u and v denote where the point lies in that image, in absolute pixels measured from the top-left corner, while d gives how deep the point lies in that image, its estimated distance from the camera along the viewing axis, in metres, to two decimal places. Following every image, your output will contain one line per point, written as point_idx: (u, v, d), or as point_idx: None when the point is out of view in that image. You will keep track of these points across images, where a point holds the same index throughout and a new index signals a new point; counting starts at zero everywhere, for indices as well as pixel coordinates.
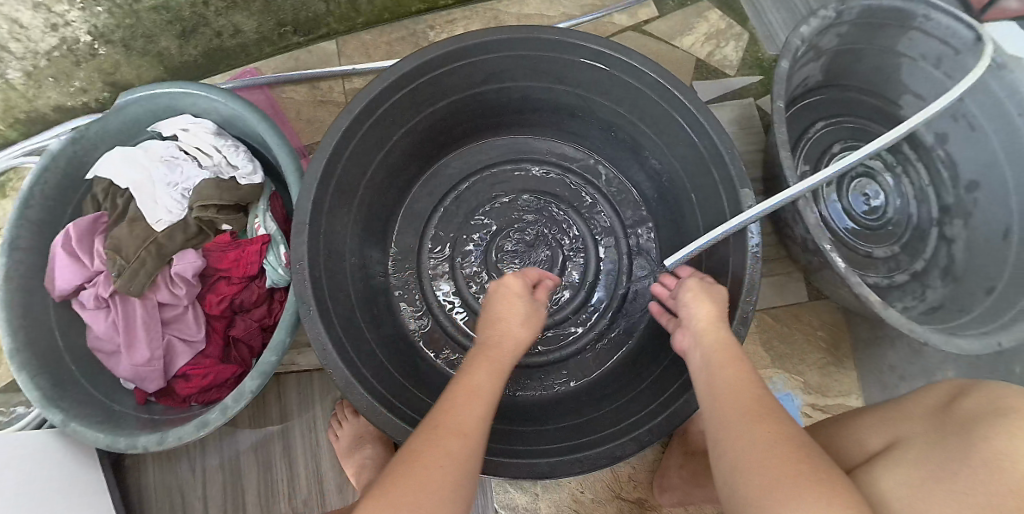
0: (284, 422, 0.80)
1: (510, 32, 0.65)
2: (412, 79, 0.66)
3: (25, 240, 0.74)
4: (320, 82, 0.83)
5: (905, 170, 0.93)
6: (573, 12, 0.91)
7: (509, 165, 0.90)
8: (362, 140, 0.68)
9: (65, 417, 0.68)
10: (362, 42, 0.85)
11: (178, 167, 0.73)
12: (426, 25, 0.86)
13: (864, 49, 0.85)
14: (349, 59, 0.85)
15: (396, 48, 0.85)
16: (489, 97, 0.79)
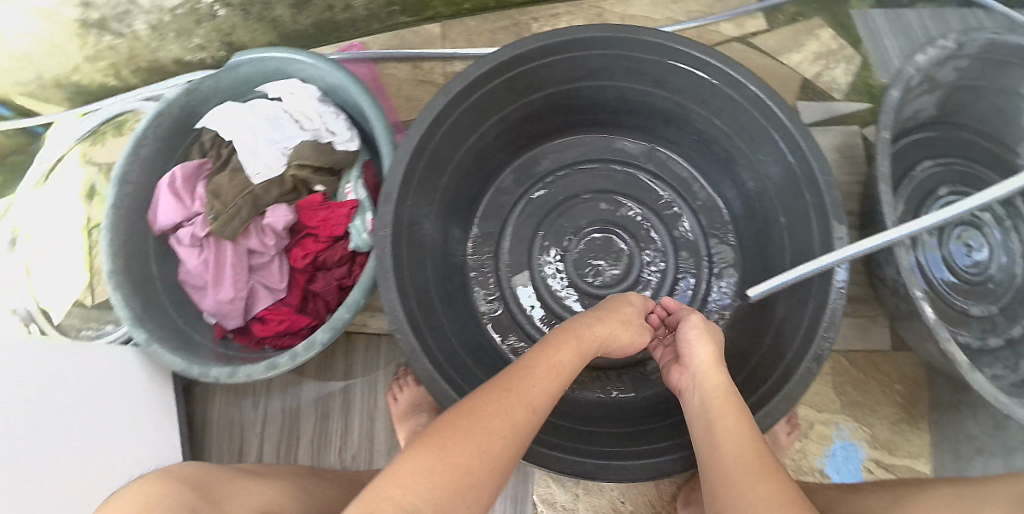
0: (347, 380, 0.78)
1: (610, 31, 0.64)
2: (507, 69, 0.67)
3: (134, 176, 0.80)
4: (423, 62, 0.84)
5: (1017, 225, 0.85)
6: (679, 16, 0.88)
7: (594, 160, 0.88)
8: (455, 123, 0.69)
9: (148, 337, 0.73)
10: (467, 28, 0.85)
11: (280, 125, 0.76)
12: (530, 16, 0.85)
13: (986, 87, 0.78)
14: (453, 44, 0.85)
15: (497, 37, 0.85)
16: (585, 94, 0.78)
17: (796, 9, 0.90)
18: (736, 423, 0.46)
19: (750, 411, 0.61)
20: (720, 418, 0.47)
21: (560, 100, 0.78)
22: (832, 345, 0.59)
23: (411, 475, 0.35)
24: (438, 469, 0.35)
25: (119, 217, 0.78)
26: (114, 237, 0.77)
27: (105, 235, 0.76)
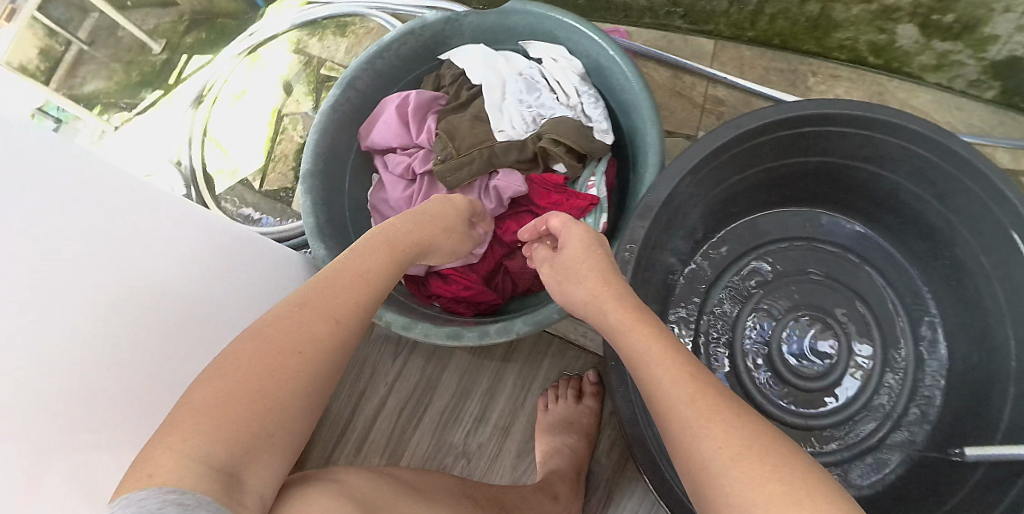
0: (503, 363, 0.74)
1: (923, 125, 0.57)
2: (810, 123, 0.61)
3: (361, 83, 0.77)
4: (687, 74, 0.84)
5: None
6: (959, 126, 0.83)
7: (834, 235, 0.77)
8: (735, 155, 0.63)
9: (326, 255, 0.68)
10: (740, 55, 0.85)
11: (536, 92, 0.73)
12: (811, 68, 0.84)
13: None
14: (721, 65, 0.85)
15: (771, 76, 0.84)
16: (857, 176, 0.69)
17: None
18: (749, 426, 0.34)
19: None
20: (729, 410, 0.36)
21: (833, 173, 0.70)
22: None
23: (236, 421, 0.32)
24: (219, 391, 0.34)
25: (336, 120, 0.76)
26: (324, 137, 0.75)
27: (313, 134, 0.73)
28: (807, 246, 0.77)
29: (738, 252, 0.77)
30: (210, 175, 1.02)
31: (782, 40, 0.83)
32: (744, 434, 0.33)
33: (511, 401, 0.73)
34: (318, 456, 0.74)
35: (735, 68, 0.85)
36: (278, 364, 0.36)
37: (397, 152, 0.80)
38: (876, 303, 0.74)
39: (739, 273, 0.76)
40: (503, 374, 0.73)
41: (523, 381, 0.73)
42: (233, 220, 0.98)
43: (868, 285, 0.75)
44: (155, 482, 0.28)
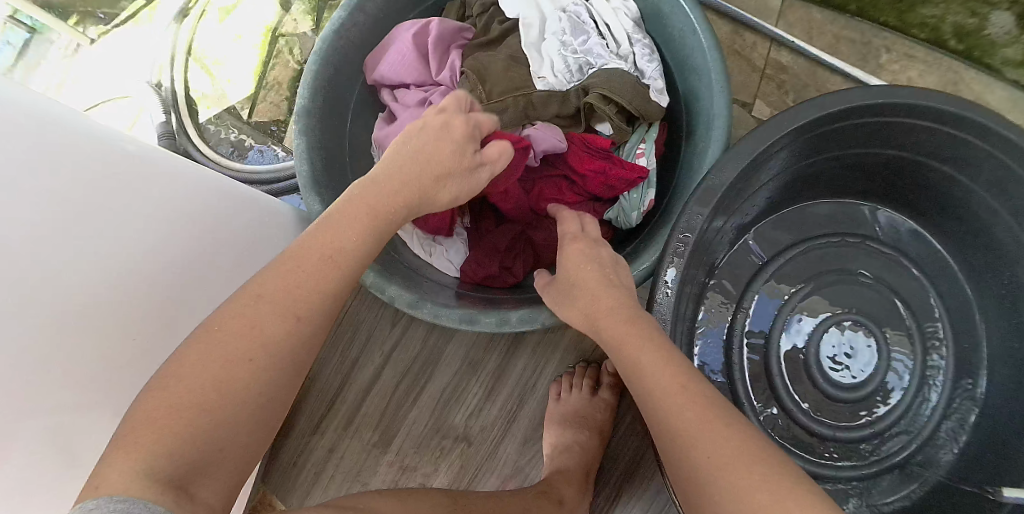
0: (513, 344, 0.65)
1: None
2: (896, 114, 0.53)
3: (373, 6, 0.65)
4: (747, 30, 0.77)
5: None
6: None
7: (887, 243, 0.70)
8: (806, 141, 0.56)
9: (320, 209, 0.58)
10: (810, 18, 0.76)
11: (582, 36, 0.62)
12: (886, 45, 0.75)
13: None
14: (787, 27, 0.77)
15: (840, 49, 0.75)
16: (930, 177, 0.62)
17: None
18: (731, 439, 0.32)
19: None
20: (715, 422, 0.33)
21: (899, 170, 0.63)
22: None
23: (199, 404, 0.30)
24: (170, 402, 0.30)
25: (343, 45, 0.65)
26: (328, 63, 0.63)
27: (314, 59, 0.61)
28: (856, 247, 0.70)
29: (778, 245, 0.70)
30: (194, 99, 0.90)
31: (859, 7, 0.74)
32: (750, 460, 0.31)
33: (520, 385, 0.65)
34: (303, 426, 0.69)
35: (802, 31, 0.76)
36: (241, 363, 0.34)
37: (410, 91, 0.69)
38: (919, 318, 0.68)
39: (775, 268, 0.70)
40: (512, 358, 0.65)
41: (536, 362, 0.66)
42: (217, 153, 0.88)
43: (917, 298, 0.69)
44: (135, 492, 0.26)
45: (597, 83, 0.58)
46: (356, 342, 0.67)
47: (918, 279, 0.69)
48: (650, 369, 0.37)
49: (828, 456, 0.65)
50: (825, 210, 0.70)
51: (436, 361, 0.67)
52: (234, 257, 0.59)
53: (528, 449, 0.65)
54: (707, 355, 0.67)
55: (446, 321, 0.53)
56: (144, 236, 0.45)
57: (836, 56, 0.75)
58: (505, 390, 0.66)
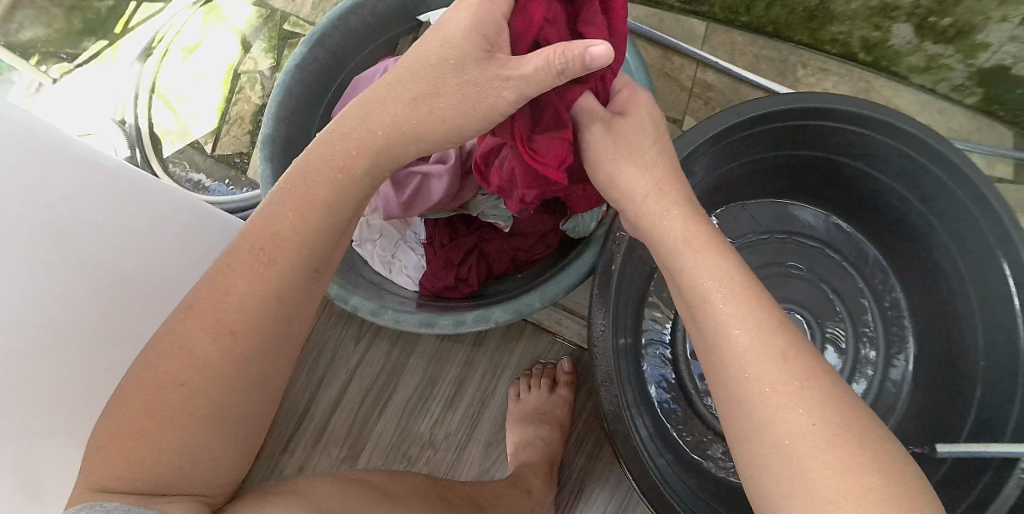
0: (472, 351, 0.68)
1: (920, 127, 0.56)
2: (807, 118, 0.59)
3: (331, 42, 0.69)
4: (676, 54, 0.83)
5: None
6: (943, 130, 0.82)
7: (818, 237, 0.75)
8: (726, 146, 0.61)
9: None
10: (731, 41, 0.83)
11: None
12: (801, 61, 0.82)
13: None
14: (711, 50, 0.84)
15: (761, 66, 0.83)
16: (845, 172, 0.68)
17: None
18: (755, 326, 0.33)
19: None
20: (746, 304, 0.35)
21: (817, 169, 0.69)
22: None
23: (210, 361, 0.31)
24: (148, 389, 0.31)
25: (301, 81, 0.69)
26: (289, 97, 0.68)
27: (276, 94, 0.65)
28: (789, 242, 0.75)
29: None
30: (158, 136, 0.93)
31: (776, 29, 0.81)
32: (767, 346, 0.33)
33: (481, 390, 0.68)
34: (272, 448, 0.70)
35: (725, 52, 0.83)
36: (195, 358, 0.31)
37: None
38: (850, 301, 0.73)
39: None
40: (471, 365, 0.69)
41: (496, 363, 0.69)
42: (179, 186, 0.91)
43: (848, 282, 0.74)
44: (121, 499, 0.27)
45: None
46: (322, 359, 0.69)
47: (846, 266, 0.74)
48: (699, 270, 0.37)
49: None
50: (758, 210, 0.76)
51: (400, 373, 0.69)
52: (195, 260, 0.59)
53: (496, 452, 0.67)
54: (657, 354, 0.71)
55: (405, 326, 0.56)
56: (119, 250, 0.47)
57: (758, 73, 0.82)
58: (468, 395, 0.69)
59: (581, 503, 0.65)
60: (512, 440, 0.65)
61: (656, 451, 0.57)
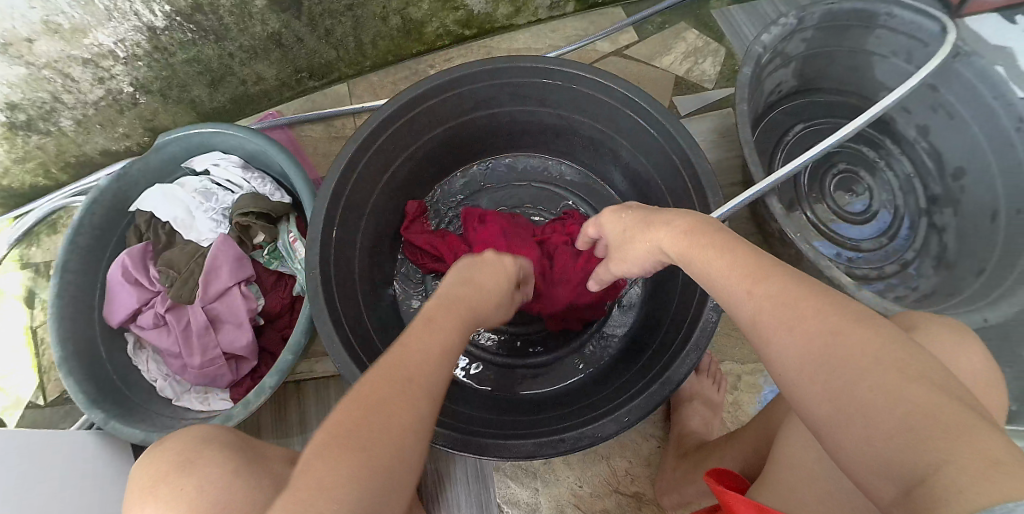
0: (302, 425, 0.88)
1: (497, 63, 0.74)
2: (410, 110, 0.76)
3: (74, 263, 0.82)
4: (335, 120, 1.05)
5: (889, 162, 1.03)
6: (558, 43, 1.08)
7: (506, 177, 0.99)
8: (369, 164, 0.77)
9: (105, 416, 0.73)
10: (371, 82, 1.08)
11: (214, 197, 0.86)
12: (427, 64, 1.08)
13: (834, 51, 0.99)
14: (359, 97, 1.08)
15: (401, 86, 1.07)
16: (479, 122, 0.87)
17: (663, 18, 1.08)
18: (732, 263, 0.43)
19: (645, 379, 0.65)
20: (728, 257, 0.44)
21: (461, 130, 0.87)
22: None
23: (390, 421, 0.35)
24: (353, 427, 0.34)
25: (62, 305, 0.79)
26: (64, 324, 0.79)
27: (52, 324, 0.77)
28: (490, 195, 0.99)
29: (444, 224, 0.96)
30: None
31: (395, 55, 1.06)
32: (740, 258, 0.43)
33: None
34: None
35: (370, 93, 1.08)
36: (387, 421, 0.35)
37: (142, 312, 0.84)
38: (554, 207, 0.98)
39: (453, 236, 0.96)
40: (305, 434, 0.87)
41: (321, 425, 0.88)
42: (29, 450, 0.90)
43: (546, 197, 0.98)
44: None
45: (235, 208, 0.81)
46: None
47: (538, 187, 0.99)
48: (719, 268, 0.44)
49: (557, 336, 0.87)
50: (456, 180, 0.97)
51: None
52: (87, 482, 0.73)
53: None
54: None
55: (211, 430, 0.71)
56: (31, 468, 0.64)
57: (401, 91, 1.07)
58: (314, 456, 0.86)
59: (445, 479, 0.81)
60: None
61: (448, 414, 0.67)
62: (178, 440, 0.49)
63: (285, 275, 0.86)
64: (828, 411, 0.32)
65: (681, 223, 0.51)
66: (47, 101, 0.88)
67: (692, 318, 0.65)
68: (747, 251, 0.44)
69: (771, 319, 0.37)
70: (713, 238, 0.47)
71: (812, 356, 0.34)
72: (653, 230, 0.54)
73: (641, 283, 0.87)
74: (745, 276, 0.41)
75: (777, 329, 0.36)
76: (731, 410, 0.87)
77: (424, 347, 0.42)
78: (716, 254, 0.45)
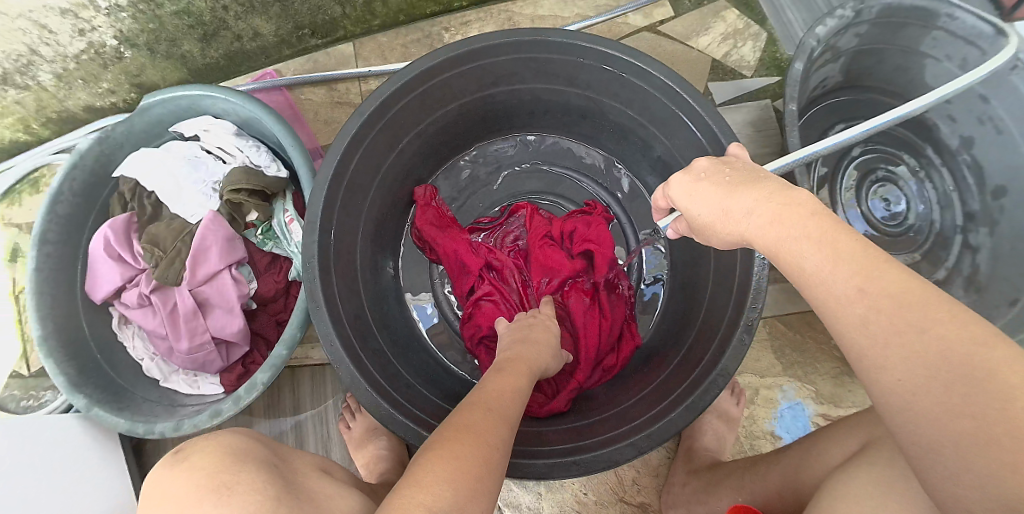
0: (297, 411, 0.84)
1: (521, 34, 0.65)
2: (421, 83, 0.67)
3: (53, 234, 0.75)
4: (337, 83, 0.96)
5: (929, 174, 0.96)
6: (587, 12, 0.98)
7: (527, 162, 0.92)
8: (374, 142, 0.69)
9: (87, 402, 0.69)
10: (379, 43, 0.98)
11: (203, 165, 0.78)
12: (441, 27, 0.98)
13: (886, 49, 0.89)
14: (366, 60, 0.98)
15: (411, 50, 0.98)
16: (499, 98, 0.79)
17: None
18: (813, 243, 0.36)
19: (667, 399, 0.62)
20: (796, 238, 0.37)
21: (478, 105, 0.79)
22: (761, 313, 0.58)
23: (484, 450, 0.39)
24: (457, 453, 0.38)
25: (43, 280, 0.74)
26: (43, 299, 0.73)
27: (30, 299, 0.72)
28: (509, 181, 0.92)
29: (458, 205, 0.91)
30: None
31: (407, 16, 0.96)
32: (840, 245, 0.35)
33: (318, 437, 0.83)
34: None
35: (378, 56, 0.98)
36: (476, 437, 0.40)
37: (128, 289, 0.79)
38: (576, 199, 0.92)
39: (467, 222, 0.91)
40: (300, 422, 0.83)
41: (318, 415, 0.84)
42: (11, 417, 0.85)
43: (569, 187, 0.92)
44: None
45: (227, 185, 0.74)
46: None
47: (563, 175, 0.92)
48: (823, 261, 0.35)
49: None
50: (471, 159, 0.90)
51: None
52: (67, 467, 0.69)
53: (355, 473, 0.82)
54: (422, 329, 0.85)
55: (202, 425, 0.67)
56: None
57: (411, 56, 0.97)
58: (312, 445, 0.83)
59: None
60: (361, 462, 0.76)
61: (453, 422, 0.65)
62: (201, 453, 0.38)
63: (279, 257, 0.80)
64: (949, 436, 0.28)
65: (782, 196, 0.40)
66: (24, 55, 0.81)
67: (721, 340, 0.61)
68: (834, 225, 0.37)
69: (890, 319, 0.31)
70: (810, 214, 0.38)
71: (926, 368, 0.29)
72: (755, 199, 0.42)
73: (662, 288, 0.85)
74: (858, 269, 0.34)
75: (898, 330, 0.31)
76: (746, 424, 0.86)
77: (502, 388, 0.49)
78: (810, 242, 0.37)
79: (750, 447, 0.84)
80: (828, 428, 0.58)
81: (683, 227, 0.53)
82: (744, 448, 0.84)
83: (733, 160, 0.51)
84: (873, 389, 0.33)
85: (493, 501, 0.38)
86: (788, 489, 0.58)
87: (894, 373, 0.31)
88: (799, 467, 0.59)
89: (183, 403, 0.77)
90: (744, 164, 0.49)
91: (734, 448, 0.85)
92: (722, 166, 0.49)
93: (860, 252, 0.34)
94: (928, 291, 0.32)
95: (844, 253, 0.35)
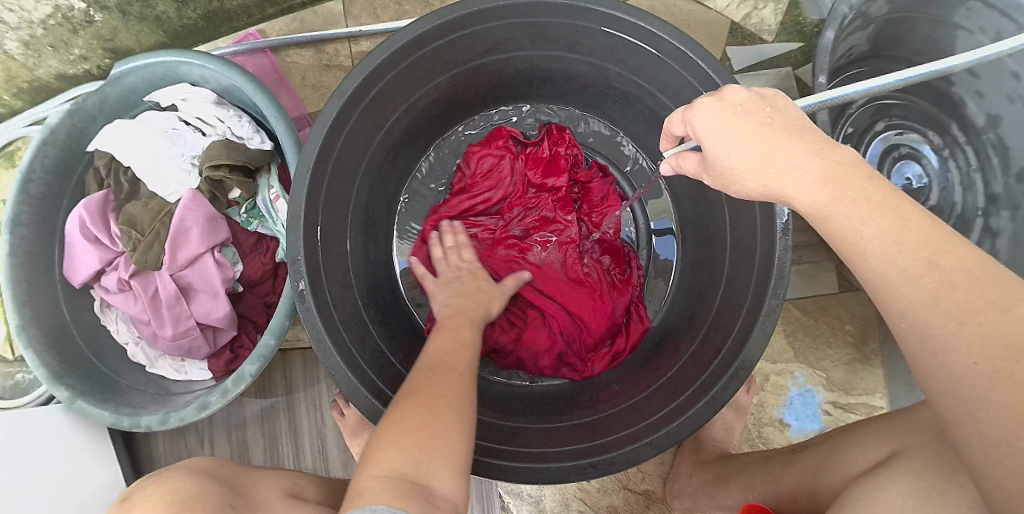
0: (290, 395, 0.81)
1: None
2: (408, 54, 0.60)
3: (27, 216, 0.70)
4: (326, 45, 0.89)
5: (953, 153, 0.90)
6: None
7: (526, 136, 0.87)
8: (362, 116, 0.63)
9: (69, 394, 0.66)
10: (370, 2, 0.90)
11: (182, 138, 0.73)
12: None
13: (917, 18, 0.82)
14: (356, 19, 0.90)
15: (405, 8, 0.90)
16: (492, 68, 0.73)
17: None
18: (875, 214, 0.33)
19: (679, 395, 0.59)
20: (849, 204, 0.34)
21: (471, 77, 0.73)
22: (782, 304, 0.54)
23: (433, 410, 0.40)
24: (410, 423, 0.38)
25: (18, 266, 0.69)
26: (19, 287, 0.69)
27: (5, 287, 0.68)
28: None
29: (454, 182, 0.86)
30: None
31: None
32: (906, 215, 0.32)
33: (313, 423, 0.80)
34: None
35: (370, 15, 0.90)
36: (427, 398, 0.41)
37: (109, 273, 0.75)
38: None
39: None
40: (294, 406, 0.81)
41: (312, 402, 0.81)
42: None
43: None
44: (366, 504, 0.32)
45: (209, 161, 0.69)
46: None
47: None
48: (889, 232, 0.32)
49: None
50: (468, 133, 0.84)
51: (245, 445, 0.80)
52: (51, 461, 0.67)
53: (352, 461, 0.80)
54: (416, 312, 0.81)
55: (191, 417, 0.64)
56: None
57: (405, 15, 0.90)
58: (308, 431, 0.81)
59: None
60: (357, 450, 0.74)
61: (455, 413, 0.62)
62: (149, 493, 0.39)
63: (265, 238, 0.76)
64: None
65: (837, 153, 0.36)
66: None
67: (740, 332, 0.57)
68: (897, 195, 0.33)
69: (967, 295, 0.29)
70: (863, 177, 0.34)
71: (1008, 351, 0.27)
72: (802, 153, 0.37)
73: (673, 269, 0.81)
74: (924, 241, 0.31)
75: (974, 308, 0.28)
76: (754, 412, 0.83)
77: (443, 344, 0.50)
78: (870, 207, 0.33)
79: (758, 435, 0.83)
80: (845, 434, 0.56)
81: (687, 163, 0.47)
82: (751, 436, 0.83)
83: (771, 93, 0.43)
84: (936, 382, 0.30)
85: (459, 442, 0.39)
86: (803, 495, 0.56)
87: (969, 356, 0.28)
88: (813, 462, 0.56)
89: (170, 392, 0.74)
90: (781, 98, 0.43)
91: (742, 435, 0.83)
92: (761, 101, 0.42)
93: (931, 226, 0.32)
94: (997, 267, 0.30)
95: (910, 219, 0.32)
